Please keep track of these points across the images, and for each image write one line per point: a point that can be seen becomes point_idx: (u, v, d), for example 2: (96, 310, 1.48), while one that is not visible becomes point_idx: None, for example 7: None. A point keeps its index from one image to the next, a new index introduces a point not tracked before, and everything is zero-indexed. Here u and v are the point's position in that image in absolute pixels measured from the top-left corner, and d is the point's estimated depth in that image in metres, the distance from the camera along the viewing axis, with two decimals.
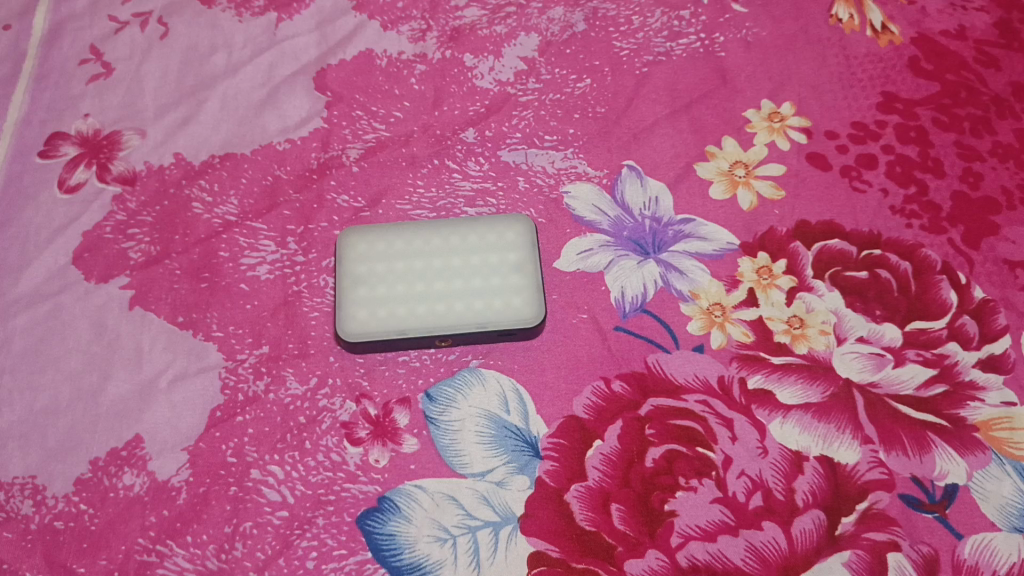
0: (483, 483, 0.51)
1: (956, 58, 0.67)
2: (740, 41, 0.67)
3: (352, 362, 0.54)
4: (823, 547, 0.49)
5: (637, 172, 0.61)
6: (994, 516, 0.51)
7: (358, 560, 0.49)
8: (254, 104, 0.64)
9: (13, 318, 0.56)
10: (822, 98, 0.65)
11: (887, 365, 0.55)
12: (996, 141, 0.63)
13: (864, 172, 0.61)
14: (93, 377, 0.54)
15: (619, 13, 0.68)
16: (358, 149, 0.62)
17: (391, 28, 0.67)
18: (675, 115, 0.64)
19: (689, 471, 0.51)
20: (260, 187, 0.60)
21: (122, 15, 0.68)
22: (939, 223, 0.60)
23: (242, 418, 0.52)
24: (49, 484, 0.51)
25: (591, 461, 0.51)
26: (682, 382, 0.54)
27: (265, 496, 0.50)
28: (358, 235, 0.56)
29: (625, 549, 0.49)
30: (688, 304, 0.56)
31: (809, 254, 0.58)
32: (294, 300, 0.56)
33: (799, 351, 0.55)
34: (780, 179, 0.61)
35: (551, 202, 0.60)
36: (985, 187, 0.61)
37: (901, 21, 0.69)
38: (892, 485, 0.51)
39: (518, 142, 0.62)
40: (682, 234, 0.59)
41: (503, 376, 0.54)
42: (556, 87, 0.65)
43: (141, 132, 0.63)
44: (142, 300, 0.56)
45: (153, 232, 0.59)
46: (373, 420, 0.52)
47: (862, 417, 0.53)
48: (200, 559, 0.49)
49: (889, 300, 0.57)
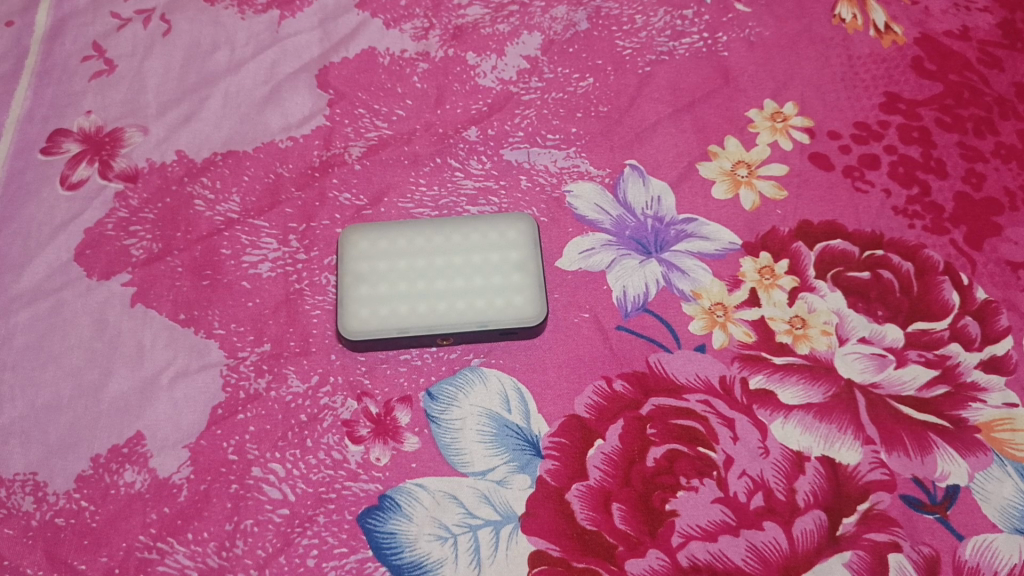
0: (484, 482, 0.51)
1: (959, 59, 0.66)
2: (743, 40, 0.67)
3: (354, 360, 0.54)
4: (824, 548, 0.49)
5: (640, 171, 0.61)
6: (996, 517, 0.51)
7: (359, 559, 0.49)
8: (257, 101, 0.64)
9: (14, 315, 0.56)
10: (825, 98, 0.65)
11: (889, 366, 0.55)
12: (999, 142, 0.63)
13: (867, 172, 0.61)
14: (94, 374, 0.54)
15: (622, 12, 0.68)
16: (361, 147, 0.62)
17: (394, 26, 0.67)
18: (678, 115, 0.64)
19: (690, 471, 0.51)
20: (262, 185, 0.60)
21: (125, 12, 0.68)
22: (941, 223, 0.59)
23: (243, 416, 0.52)
24: (50, 480, 0.51)
25: (592, 461, 0.51)
26: (683, 382, 0.54)
27: (266, 494, 0.50)
28: (360, 233, 0.56)
29: (626, 549, 0.49)
30: (690, 304, 0.56)
31: (811, 255, 0.58)
32: (295, 298, 0.56)
33: (801, 351, 0.55)
34: (783, 179, 0.61)
35: (554, 201, 0.60)
36: (987, 188, 0.61)
37: (904, 21, 0.68)
38: (894, 485, 0.51)
39: (521, 141, 0.62)
40: (684, 233, 0.59)
41: (505, 375, 0.54)
42: (559, 86, 0.65)
43: (143, 128, 0.63)
44: (143, 297, 0.56)
45: (155, 229, 0.58)
46: (375, 418, 0.52)
47: (864, 418, 0.53)
48: (201, 556, 0.49)
49: (891, 301, 0.57)
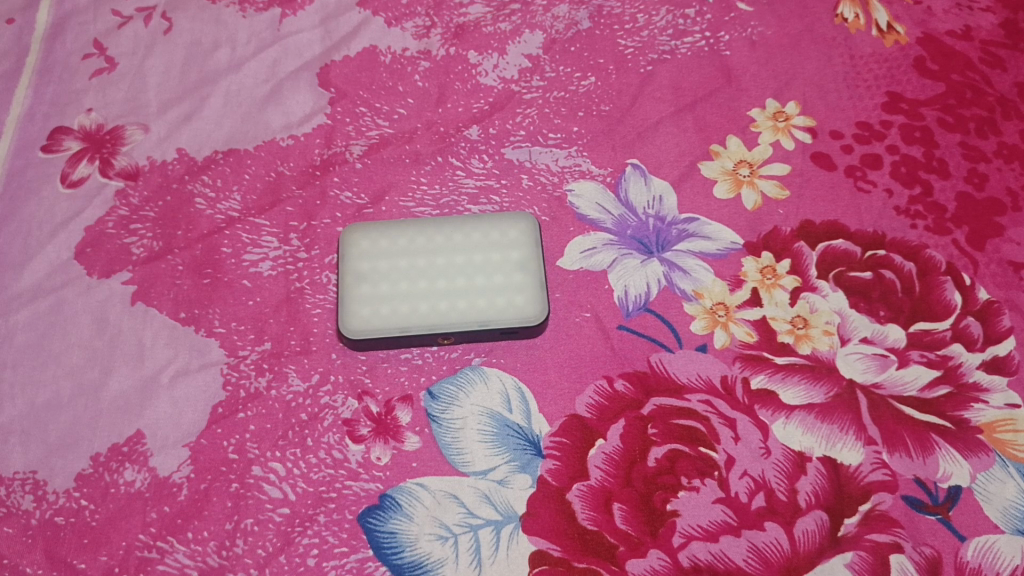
0: (485, 481, 0.51)
1: (961, 59, 0.66)
2: (745, 40, 0.67)
3: (355, 359, 0.54)
4: (826, 549, 0.49)
5: (641, 170, 0.61)
6: (998, 518, 0.51)
7: (360, 558, 0.48)
8: (258, 99, 0.64)
9: (14, 313, 0.56)
10: (827, 98, 0.65)
11: (891, 366, 0.54)
12: (1001, 142, 0.63)
13: (869, 172, 0.61)
14: (94, 372, 0.54)
15: (624, 11, 0.68)
16: (362, 145, 0.62)
17: (395, 24, 0.67)
18: (680, 114, 0.64)
19: (692, 471, 0.51)
20: (263, 183, 0.60)
21: (126, 10, 0.68)
22: (944, 224, 0.59)
23: (244, 415, 0.52)
24: (50, 479, 0.51)
25: (593, 461, 0.51)
26: (685, 381, 0.54)
27: (266, 493, 0.50)
28: (360, 232, 0.56)
29: (627, 549, 0.49)
30: (691, 304, 0.56)
31: (813, 255, 0.58)
32: (296, 296, 0.56)
33: (802, 351, 0.55)
34: (785, 179, 0.61)
35: (555, 201, 0.60)
36: (990, 188, 0.61)
37: (906, 21, 0.68)
38: (895, 486, 0.51)
39: (522, 140, 0.62)
40: (685, 233, 0.59)
41: (506, 374, 0.54)
42: (561, 85, 0.64)
43: (144, 127, 0.63)
44: (144, 296, 0.56)
45: (155, 227, 0.58)
46: (375, 418, 0.52)
47: (865, 418, 0.53)
48: (201, 556, 0.49)
49: (893, 301, 0.56)
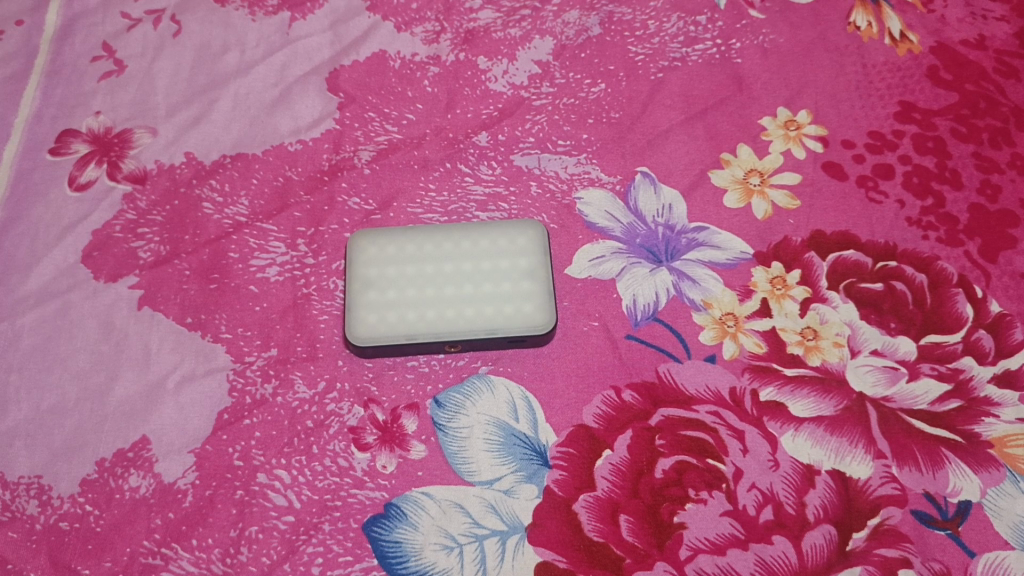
0: (491, 491, 0.50)
1: (975, 68, 0.66)
2: (757, 47, 0.67)
3: (361, 366, 0.54)
4: (835, 563, 0.49)
5: (651, 179, 0.61)
6: (1009, 534, 0.50)
7: (364, 567, 0.48)
8: (266, 104, 0.63)
9: (20, 317, 0.56)
10: (839, 107, 0.64)
11: (902, 379, 0.54)
12: (1015, 153, 0.62)
13: (881, 183, 0.61)
14: (100, 377, 0.54)
15: (635, 17, 0.68)
16: (370, 151, 0.61)
17: (404, 29, 0.67)
18: (690, 122, 0.63)
19: (699, 483, 0.50)
20: (270, 188, 0.60)
21: (135, 13, 0.68)
22: (956, 235, 0.59)
23: (249, 421, 0.52)
24: (55, 484, 0.51)
25: (600, 472, 0.51)
26: (693, 392, 0.53)
27: (271, 500, 0.50)
28: (369, 238, 0.55)
29: (634, 561, 0.48)
30: (700, 314, 0.56)
31: (824, 265, 0.57)
32: (302, 303, 0.55)
33: (812, 363, 0.54)
34: (795, 189, 0.60)
35: (564, 208, 0.59)
36: (1002, 200, 0.60)
37: (919, 30, 0.68)
38: (904, 500, 0.51)
39: (531, 147, 0.62)
40: (695, 242, 0.58)
41: (513, 383, 0.53)
42: (570, 92, 0.64)
43: (153, 130, 0.62)
44: (151, 300, 0.56)
45: (162, 231, 0.58)
46: (381, 425, 0.52)
47: (875, 431, 0.52)
48: (206, 563, 0.48)
49: (904, 313, 0.56)
